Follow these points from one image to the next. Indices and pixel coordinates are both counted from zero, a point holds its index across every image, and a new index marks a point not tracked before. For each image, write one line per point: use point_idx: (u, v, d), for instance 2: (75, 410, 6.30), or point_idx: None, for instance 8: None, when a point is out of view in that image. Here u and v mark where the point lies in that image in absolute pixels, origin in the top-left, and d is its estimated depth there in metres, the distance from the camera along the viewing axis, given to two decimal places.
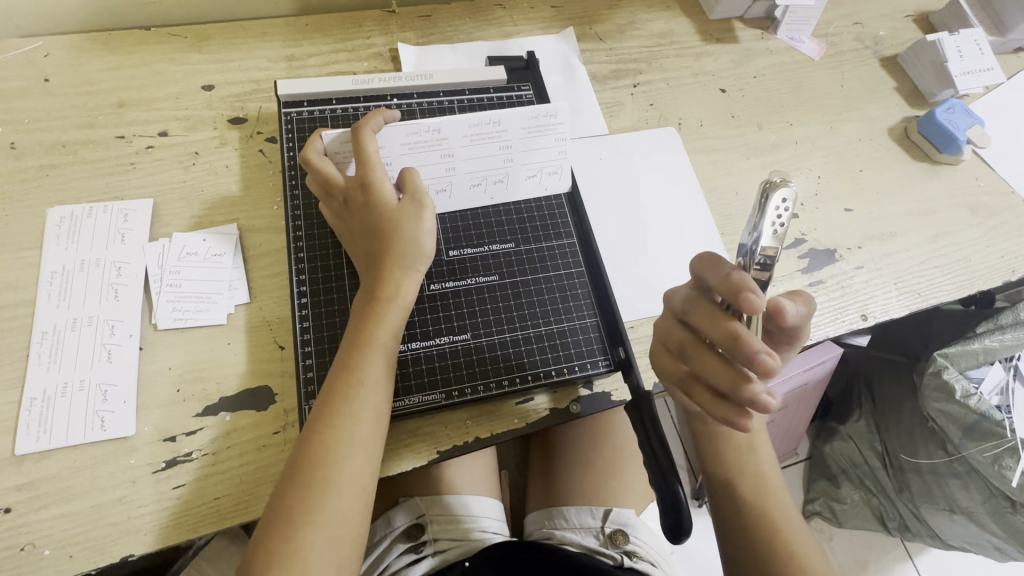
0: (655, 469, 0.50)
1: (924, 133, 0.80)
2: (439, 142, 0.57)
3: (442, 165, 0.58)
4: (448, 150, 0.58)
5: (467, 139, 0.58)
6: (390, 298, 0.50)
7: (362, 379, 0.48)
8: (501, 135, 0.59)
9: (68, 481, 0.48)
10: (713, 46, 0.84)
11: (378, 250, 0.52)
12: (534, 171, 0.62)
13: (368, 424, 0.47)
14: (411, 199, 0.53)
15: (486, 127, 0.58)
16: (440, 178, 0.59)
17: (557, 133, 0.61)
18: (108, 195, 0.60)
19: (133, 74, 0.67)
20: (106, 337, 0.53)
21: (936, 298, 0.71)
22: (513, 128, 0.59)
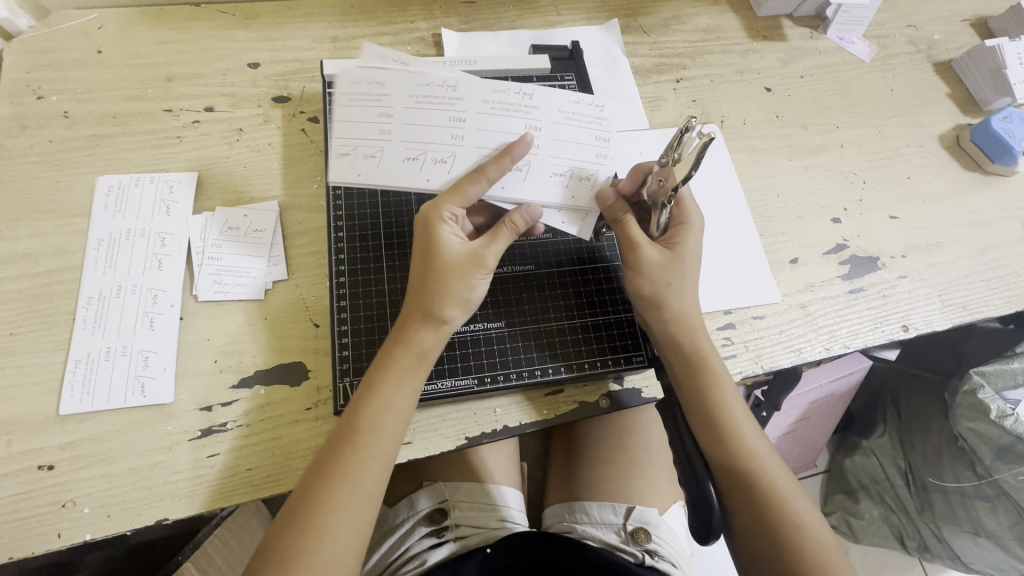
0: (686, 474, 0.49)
1: (977, 142, 0.78)
2: (379, 100, 0.50)
3: (377, 129, 0.50)
4: (388, 109, 0.50)
5: (412, 101, 0.51)
6: (408, 345, 0.48)
7: (395, 381, 0.47)
8: (455, 104, 0.51)
9: (108, 444, 0.50)
10: (760, 44, 0.82)
11: (420, 289, 0.49)
12: (586, 173, 0.53)
13: (393, 429, 0.46)
14: (476, 262, 0.49)
15: (437, 92, 0.51)
16: (373, 142, 0.50)
17: (528, 117, 0.52)
18: (155, 167, 0.61)
19: (181, 49, 0.68)
20: (149, 305, 0.54)
21: (981, 312, 0.68)
22: (474, 101, 0.51)
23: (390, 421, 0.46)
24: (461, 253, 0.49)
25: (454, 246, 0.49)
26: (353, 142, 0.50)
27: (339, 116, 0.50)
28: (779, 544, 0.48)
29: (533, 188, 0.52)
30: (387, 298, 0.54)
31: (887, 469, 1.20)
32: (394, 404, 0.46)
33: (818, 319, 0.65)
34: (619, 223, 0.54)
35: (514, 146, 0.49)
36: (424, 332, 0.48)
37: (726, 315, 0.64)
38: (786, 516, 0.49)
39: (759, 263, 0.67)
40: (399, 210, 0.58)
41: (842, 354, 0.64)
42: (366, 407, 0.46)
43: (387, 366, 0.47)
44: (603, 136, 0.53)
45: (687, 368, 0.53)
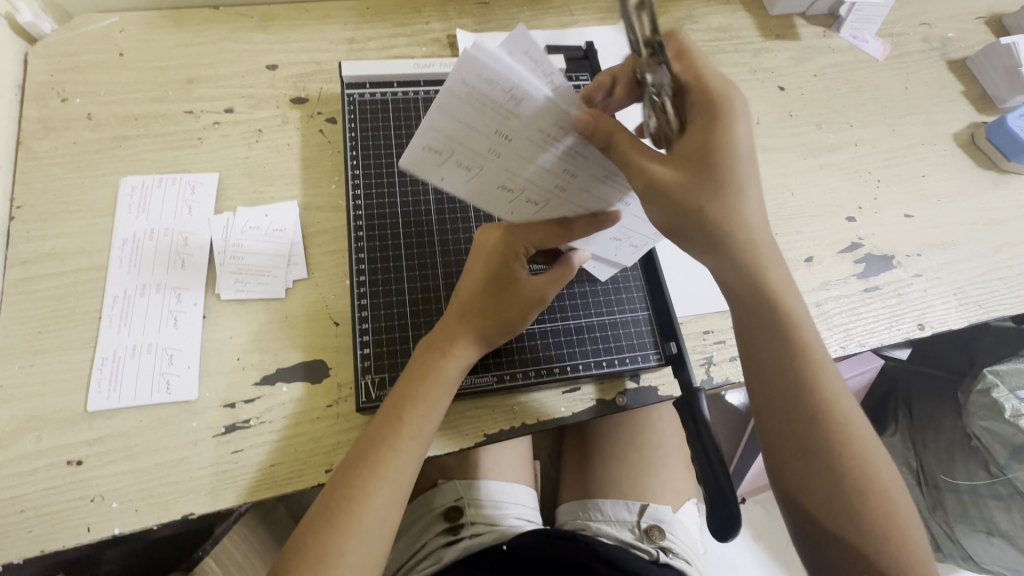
0: (706, 471, 0.49)
1: (992, 140, 0.77)
2: (508, 116, 0.38)
3: (487, 145, 0.40)
4: (510, 134, 0.39)
5: (539, 139, 0.40)
6: (450, 355, 0.48)
7: (437, 388, 0.48)
8: (576, 160, 0.42)
9: (135, 439, 0.51)
10: (774, 43, 0.83)
11: (483, 313, 0.50)
12: (638, 243, 0.53)
13: (424, 432, 0.47)
14: (538, 298, 0.51)
15: (568, 139, 0.40)
16: (474, 156, 0.41)
17: (570, 164, 0.43)
18: (177, 168, 0.62)
19: (201, 51, 0.69)
20: (172, 304, 0.55)
21: (997, 311, 0.68)
22: (595, 159, 0.42)
23: (422, 427, 0.47)
24: (526, 289, 0.51)
25: (519, 281, 0.50)
26: (452, 142, 0.39)
27: (450, 109, 0.37)
28: (855, 526, 0.44)
29: (589, 244, 0.52)
30: (407, 297, 0.55)
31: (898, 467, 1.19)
32: (430, 409, 0.47)
33: (833, 317, 0.65)
34: (611, 147, 0.39)
35: (603, 219, 0.48)
36: (469, 350, 0.49)
37: None
38: (870, 497, 0.44)
39: None
40: (417, 210, 0.59)
41: (858, 352, 0.65)
42: (401, 410, 0.46)
43: (430, 374, 0.48)
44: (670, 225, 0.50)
45: (769, 327, 0.44)
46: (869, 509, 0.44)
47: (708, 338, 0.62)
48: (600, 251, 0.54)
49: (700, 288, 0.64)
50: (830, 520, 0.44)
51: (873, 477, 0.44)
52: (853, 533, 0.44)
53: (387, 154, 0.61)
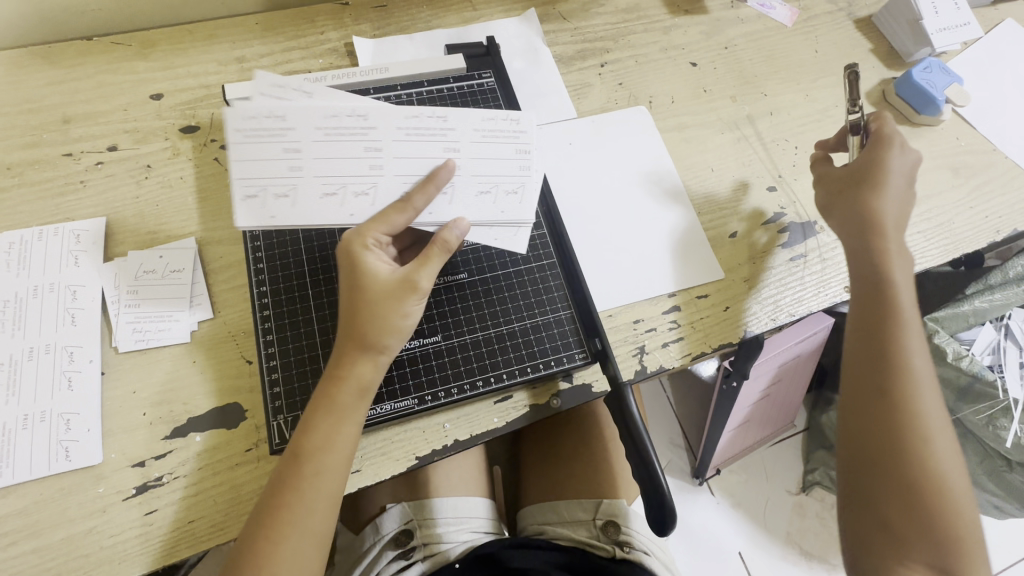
0: (639, 467, 0.49)
1: (902, 95, 0.78)
2: (364, 133, 0.46)
3: (369, 163, 0.46)
4: (374, 142, 0.47)
5: (402, 134, 0.47)
6: (344, 378, 0.46)
7: (336, 417, 0.45)
8: (449, 134, 0.48)
9: (36, 516, 0.47)
10: (682, 19, 0.82)
11: (355, 319, 0.46)
12: (511, 187, 0.50)
13: (333, 465, 0.45)
14: (409, 287, 0.46)
15: (428, 122, 0.48)
16: (362, 177, 0.46)
17: (446, 140, 0.48)
18: (59, 217, 0.58)
19: (76, 87, 0.64)
20: (65, 364, 0.52)
21: (919, 265, 0.69)
22: (466, 125, 0.49)
23: (331, 463, 0.44)
24: (391, 278, 0.46)
25: (381, 271, 0.46)
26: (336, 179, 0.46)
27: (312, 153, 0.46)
28: (917, 491, 0.49)
29: (458, 204, 0.49)
30: (315, 326, 0.52)
31: None
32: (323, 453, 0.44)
33: (762, 290, 0.65)
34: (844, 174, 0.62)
35: (437, 172, 0.47)
36: (362, 364, 0.46)
37: (671, 298, 0.63)
38: (928, 462, 0.50)
39: (701, 242, 0.67)
40: (320, 233, 0.56)
41: (790, 323, 0.65)
42: (301, 447, 0.44)
43: (328, 403, 0.45)
44: (525, 150, 0.50)
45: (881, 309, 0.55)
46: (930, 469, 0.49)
47: (639, 328, 0.61)
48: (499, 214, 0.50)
49: (626, 278, 0.63)
50: (903, 484, 0.49)
51: (932, 446, 0.50)
52: (911, 498, 0.49)
53: None
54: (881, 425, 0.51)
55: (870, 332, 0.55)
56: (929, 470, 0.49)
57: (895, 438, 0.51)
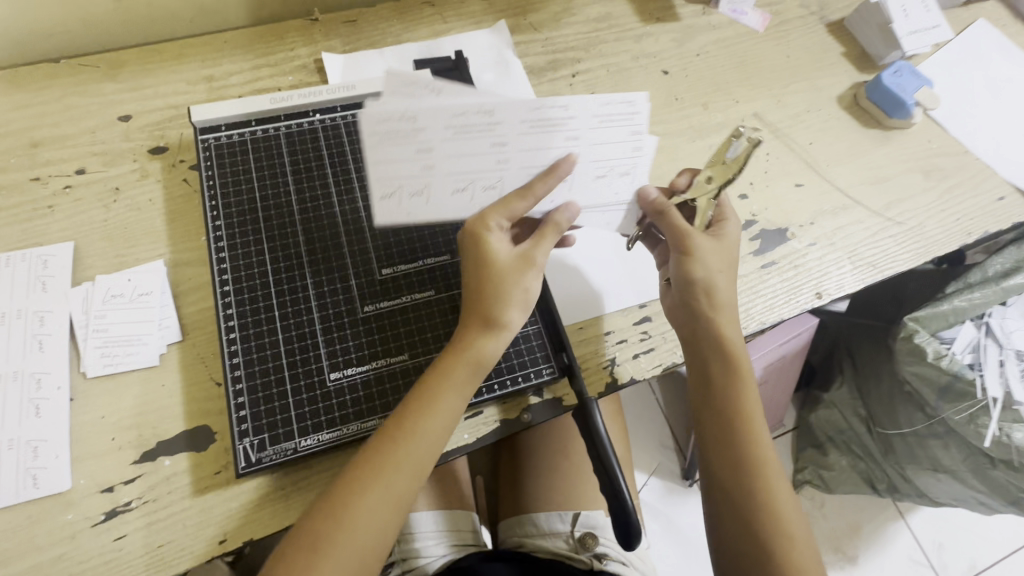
0: (607, 484, 0.48)
1: (873, 99, 0.78)
2: (485, 129, 0.46)
3: (420, 164, 0.47)
4: (426, 144, 0.46)
5: (451, 132, 0.46)
6: (464, 352, 0.49)
7: (452, 391, 0.49)
8: (495, 129, 0.46)
9: (4, 545, 0.47)
10: (654, 27, 0.82)
11: (479, 295, 0.51)
12: (601, 172, 0.53)
13: (436, 434, 0.48)
14: (525, 262, 0.51)
15: (475, 117, 0.46)
16: (415, 176, 0.47)
17: (565, 131, 0.49)
18: (28, 242, 0.58)
19: (44, 111, 0.64)
20: (32, 391, 0.52)
21: (891, 269, 0.69)
22: (570, 111, 0.48)
23: (420, 450, 0.47)
24: (509, 257, 0.51)
25: (501, 251, 0.51)
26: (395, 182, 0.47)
27: (367, 151, 0.45)
28: (762, 541, 0.49)
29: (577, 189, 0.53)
30: (281, 349, 0.52)
31: (849, 419, 1.23)
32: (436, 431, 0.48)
33: None
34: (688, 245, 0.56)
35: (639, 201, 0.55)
36: (482, 339, 0.50)
37: (642, 309, 0.64)
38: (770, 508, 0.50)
39: None
40: (287, 254, 0.56)
41: (761, 330, 0.65)
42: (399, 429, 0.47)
43: (444, 375, 0.49)
44: (573, 143, 0.50)
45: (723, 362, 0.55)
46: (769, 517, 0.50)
47: (609, 340, 0.62)
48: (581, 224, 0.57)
49: (597, 290, 0.63)
50: (747, 538, 0.50)
51: (772, 496, 0.51)
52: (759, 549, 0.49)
53: (251, 200, 0.57)
54: (723, 480, 0.52)
55: (705, 388, 0.55)
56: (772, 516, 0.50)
57: (734, 494, 0.51)
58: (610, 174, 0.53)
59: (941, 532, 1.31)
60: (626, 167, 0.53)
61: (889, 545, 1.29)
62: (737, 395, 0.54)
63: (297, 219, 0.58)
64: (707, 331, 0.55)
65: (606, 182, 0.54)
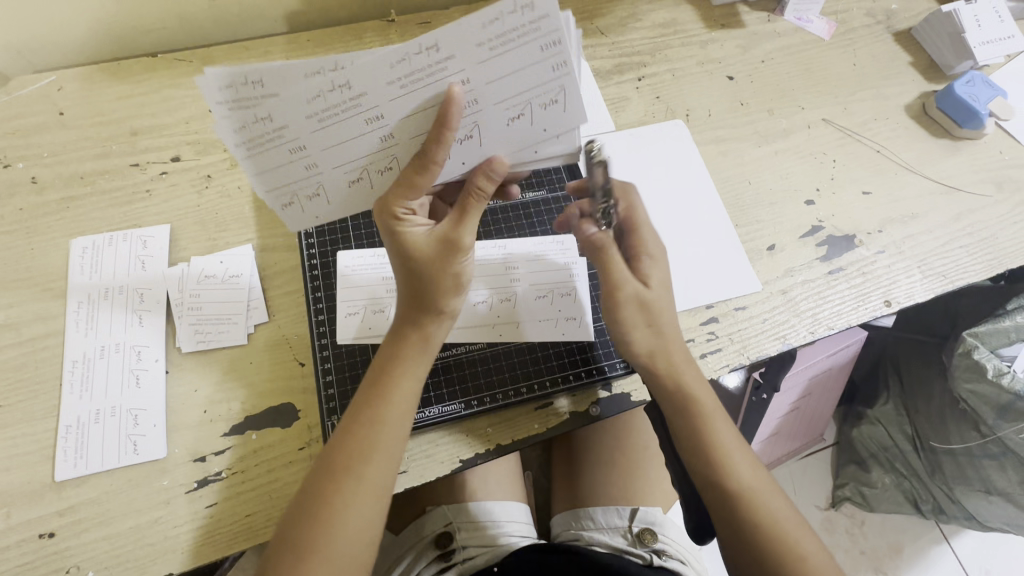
0: None
1: (943, 109, 0.78)
2: (280, 137, 0.42)
3: (300, 165, 0.44)
4: (297, 141, 0.42)
5: (317, 121, 0.41)
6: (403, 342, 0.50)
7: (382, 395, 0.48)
8: (362, 101, 0.41)
9: (107, 504, 0.50)
10: (719, 33, 0.83)
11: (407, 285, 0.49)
12: (465, 131, 0.45)
13: (421, 223, 0.49)
14: (453, 245, 0.48)
15: (336, 97, 0.41)
16: (306, 180, 0.45)
17: (439, 76, 0.41)
18: (128, 223, 0.61)
19: (142, 101, 0.68)
20: (133, 362, 0.55)
21: (961, 280, 0.68)
22: (378, 88, 0.41)
23: (390, 409, 0.48)
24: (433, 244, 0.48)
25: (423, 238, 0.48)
26: (286, 189, 0.45)
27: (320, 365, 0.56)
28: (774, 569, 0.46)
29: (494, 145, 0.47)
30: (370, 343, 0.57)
31: (894, 435, 1.18)
32: (467, 212, 0.48)
33: (800, 303, 0.66)
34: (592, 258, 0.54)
35: (445, 109, 0.42)
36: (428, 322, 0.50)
37: (708, 309, 0.64)
38: (772, 523, 0.48)
39: (743, 252, 0.67)
40: (371, 242, 0.62)
41: (829, 336, 0.65)
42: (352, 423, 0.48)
43: (375, 381, 0.49)
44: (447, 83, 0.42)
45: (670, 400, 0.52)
46: (773, 537, 0.47)
47: None
48: (560, 335, 0.59)
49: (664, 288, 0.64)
50: (759, 573, 0.47)
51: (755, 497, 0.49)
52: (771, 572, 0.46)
53: None
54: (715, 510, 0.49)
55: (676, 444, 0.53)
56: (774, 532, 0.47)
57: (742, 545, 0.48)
58: (526, 111, 0.45)
59: (990, 558, 1.26)
60: (554, 92, 0.44)
61: (932, 568, 1.24)
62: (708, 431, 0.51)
63: None
64: (660, 385, 0.52)
65: (558, 109, 0.45)
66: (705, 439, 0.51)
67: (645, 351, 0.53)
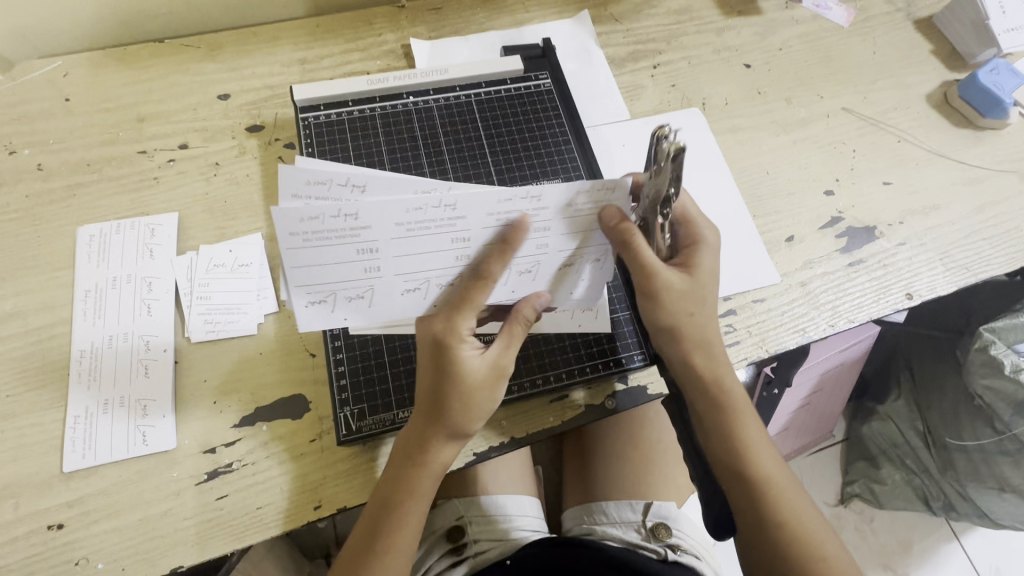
0: None
1: (966, 98, 0.76)
2: (352, 233, 0.39)
3: (360, 266, 0.41)
4: (368, 243, 0.40)
5: (399, 232, 0.40)
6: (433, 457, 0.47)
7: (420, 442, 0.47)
8: (456, 224, 0.41)
9: (116, 496, 0.49)
10: (735, 20, 0.81)
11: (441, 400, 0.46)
12: (527, 267, 0.46)
13: (470, 345, 0.47)
14: (497, 373, 0.47)
15: (433, 212, 0.40)
16: (357, 280, 0.42)
17: (536, 220, 0.42)
18: (136, 211, 0.60)
19: (149, 87, 0.67)
20: (142, 353, 0.54)
21: (984, 273, 0.67)
22: (473, 216, 0.41)
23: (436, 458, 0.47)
24: (480, 370, 0.46)
25: (472, 364, 0.46)
26: (329, 286, 0.42)
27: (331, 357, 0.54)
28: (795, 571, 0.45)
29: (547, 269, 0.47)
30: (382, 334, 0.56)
31: (905, 431, 1.17)
32: (512, 335, 0.48)
33: (820, 296, 0.64)
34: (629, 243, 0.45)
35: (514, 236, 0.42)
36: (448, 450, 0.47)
37: (726, 301, 0.63)
38: (789, 517, 0.47)
39: (761, 244, 0.66)
40: None
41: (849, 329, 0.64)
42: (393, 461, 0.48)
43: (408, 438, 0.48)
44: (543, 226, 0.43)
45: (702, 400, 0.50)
46: (792, 534, 0.46)
47: None
48: (578, 327, 0.57)
49: None
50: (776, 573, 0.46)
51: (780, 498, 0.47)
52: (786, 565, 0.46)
53: None
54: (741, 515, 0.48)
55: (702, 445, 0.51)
56: (790, 526, 0.47)
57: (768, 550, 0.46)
58: (580, 261, 0.48)
59: (1001, 556, 1.25)
60: (607, 255, 0.48)
61: (943, 565, 1.23)
62: (733, 427, 0.49)
63: None
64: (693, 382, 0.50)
65: (603, 266, 0.49)
66: (734, 438, 0.49)
67: (683, 345, 0.50)
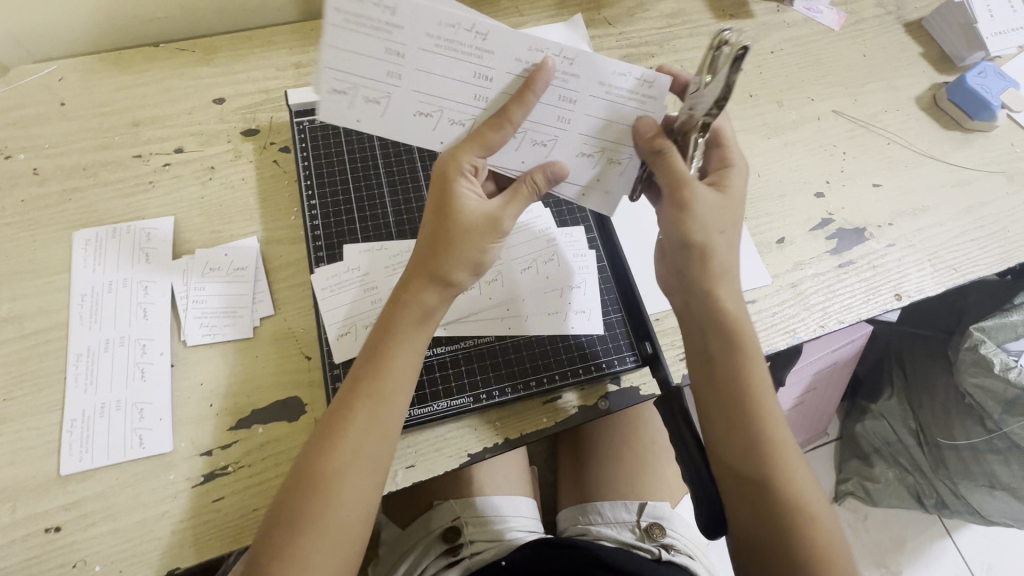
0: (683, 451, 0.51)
1: (954, 101, 0.77)
2: (386, 31, 0.42)
3: (385, 68, 0.43)
4: (397, 46, 0.42)
5: (431, 45, 0.43)
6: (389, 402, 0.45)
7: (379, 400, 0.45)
8: (482, 57, 0.43)
9: (113, 499, 0.50)
10: (727, 24, 0.81)
11: (441, 244, 0.46)
12: (544, 138, 0.48)
13: (474, 188, 0.47)
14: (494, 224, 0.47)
15: (464, 35, 0.42)
16: (378, 84, 0.44)
17: (564, 88, 0.45)
18: (131, 216, 0.61)
19: (144, 92, 0.67)
20: (138, 357, 0.54)
21: (972, 273, 0.68)
22: (503, 52, 0.43)
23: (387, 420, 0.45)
24: (480, 212, 0.47)
25: (473, 200, 0.47)
26: (351, 78, 0.43)
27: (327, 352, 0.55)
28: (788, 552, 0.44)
29: (561, 148, 0.49)
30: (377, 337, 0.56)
31: (898, 430, 1.18)
32: (516, 193, 0.48)
33: (810, 297, 0.65)
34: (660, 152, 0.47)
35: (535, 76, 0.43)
36: (433, 296, 0.47)
37: None
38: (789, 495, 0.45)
39: (752, 245, 0.67)
40: (378, 235, 0.61)
41: (839, 330, 0.64)
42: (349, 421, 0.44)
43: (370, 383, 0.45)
44: (570, 97, 0.46)
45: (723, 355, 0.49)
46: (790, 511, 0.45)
47: None
48: (570, 328, 0.58)
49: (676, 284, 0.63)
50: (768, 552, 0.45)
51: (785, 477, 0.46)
52: (775, 531, 0.45)
53: (344, 183, 0.63)
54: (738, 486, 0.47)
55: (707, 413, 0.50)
56: (781, 482, 0.45)
57: (763, 525, 0.45)
58: (596, 153, 0.49)
59: (993, 552, 1.26)
60: (623, 156, 0.49)
61: (934, 562, 1.24)
62: (743, 382, 0.48)
63: (387, 203, 0.63)
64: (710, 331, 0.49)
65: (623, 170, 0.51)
66: (746, 405, 0.47)
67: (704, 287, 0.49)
